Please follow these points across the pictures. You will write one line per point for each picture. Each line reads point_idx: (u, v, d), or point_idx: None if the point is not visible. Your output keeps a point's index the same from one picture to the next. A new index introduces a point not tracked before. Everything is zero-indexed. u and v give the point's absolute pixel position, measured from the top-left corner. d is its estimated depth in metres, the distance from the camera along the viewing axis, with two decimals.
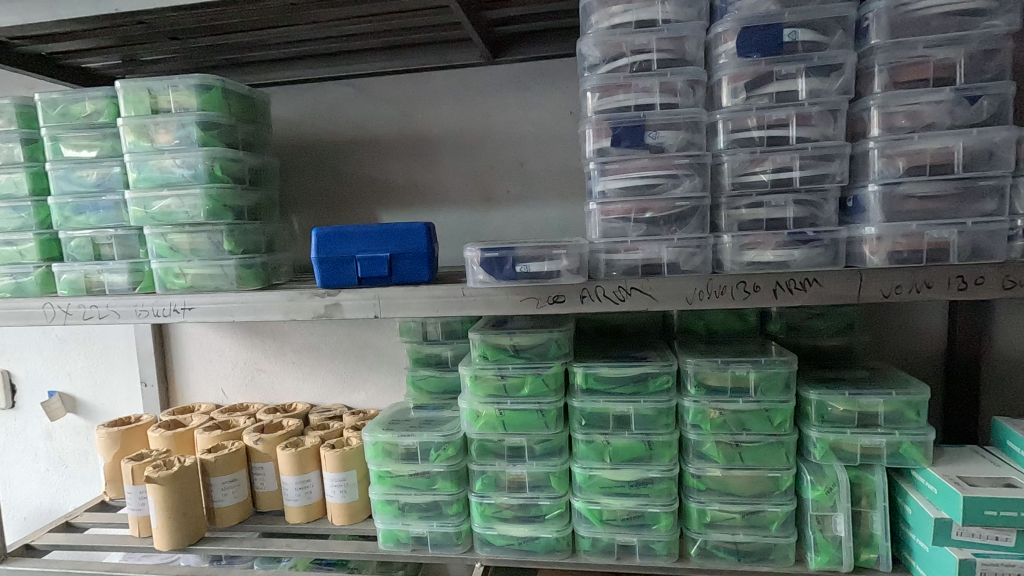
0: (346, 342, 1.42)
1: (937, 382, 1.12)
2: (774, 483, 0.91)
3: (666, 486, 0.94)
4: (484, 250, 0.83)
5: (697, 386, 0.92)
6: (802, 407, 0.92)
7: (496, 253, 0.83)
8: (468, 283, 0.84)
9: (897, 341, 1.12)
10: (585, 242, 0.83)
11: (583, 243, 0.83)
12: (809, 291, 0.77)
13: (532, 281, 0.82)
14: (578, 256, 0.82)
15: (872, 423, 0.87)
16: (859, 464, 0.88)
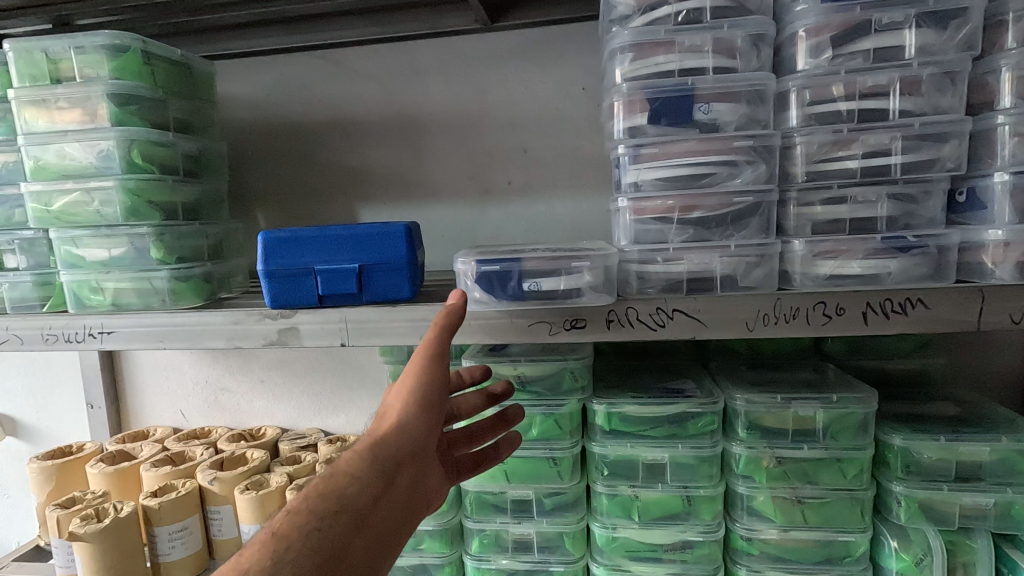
0: (322, 358, 1.23)
1: None
2: (844, 549, 0.73)
3: (708, 551, 0.76)
4: (483, 259, 0.63)
5: (749, 429, 0.73)
6: (880, 454, 0.74)
7: (496, 263, 0.63)
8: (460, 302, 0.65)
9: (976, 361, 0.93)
10: (613, 250, 0.64)
11: (611, 251, 0.63)
12: (913, 317, 0.58)
13: (544, 303, 0.63)
14: (604, 268, 0.63)
15: (974, 476, 0.69)
16: (957, 527, 0.70)
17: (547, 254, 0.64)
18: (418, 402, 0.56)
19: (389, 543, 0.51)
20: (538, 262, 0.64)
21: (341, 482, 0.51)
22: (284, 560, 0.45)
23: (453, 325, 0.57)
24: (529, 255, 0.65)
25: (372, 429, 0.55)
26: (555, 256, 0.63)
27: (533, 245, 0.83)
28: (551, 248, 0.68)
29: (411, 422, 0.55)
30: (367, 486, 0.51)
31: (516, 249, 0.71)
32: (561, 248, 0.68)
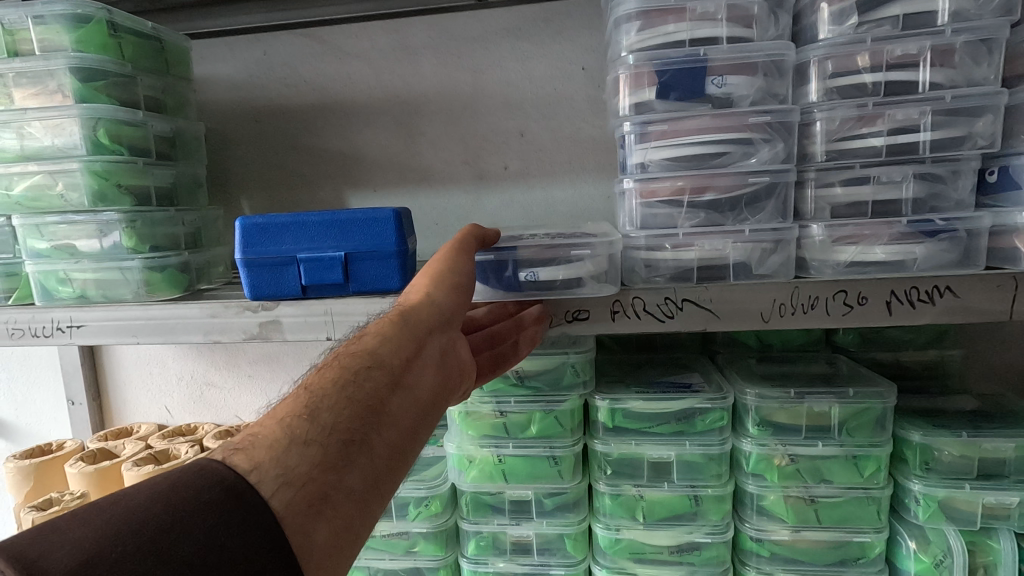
0: (312, 351, 1.18)
1: None
2: (858, 550, 0.70)
3: (717, 552, 0.72)
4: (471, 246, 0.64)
5: (760, 425, 0.69)
6: (897, 451, 0.70)
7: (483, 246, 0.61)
8: None
9: None
10: (617, 238, 0.59)
11: (615, 238, 0.59)
12: (940, 307, 0.54)
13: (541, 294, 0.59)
14: (608, 257, 0.58)
15: (997, 473, 0.65)
16: (978, 528, 0.66)
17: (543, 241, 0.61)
18: (445, 275, 0.54)
19: (425, 406, 0.49)
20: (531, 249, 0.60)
21: (374, 341, 0.48)
22: (320, 408, 0.42)
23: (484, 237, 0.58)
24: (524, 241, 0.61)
25: (397, 305, 0.52)
26: (554, 244, 0.59)
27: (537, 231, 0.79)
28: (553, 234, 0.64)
29: (439, 297, 0.53)
30: (399, 346, 0.49)
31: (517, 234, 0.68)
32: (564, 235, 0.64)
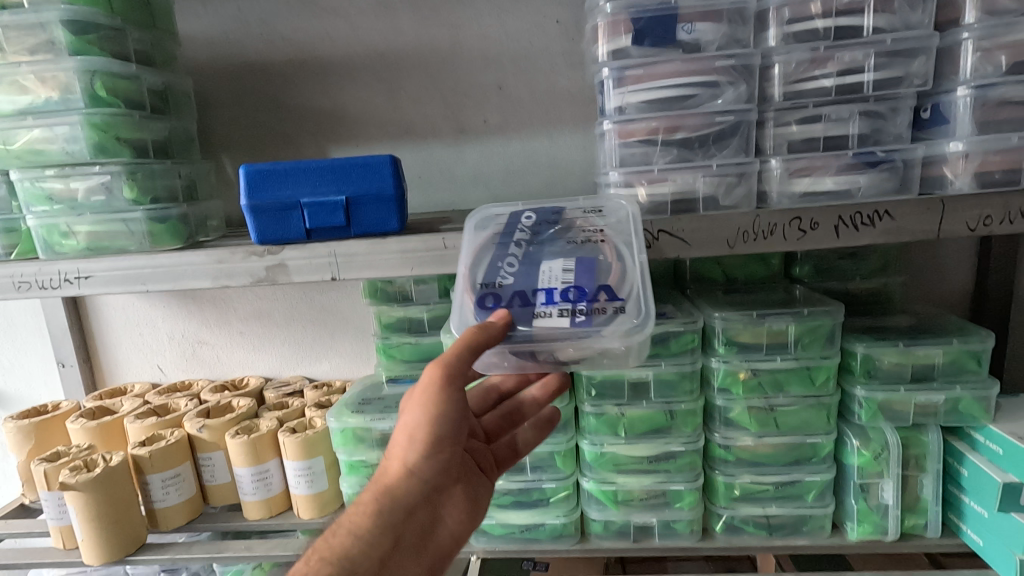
0: (303, 306, 1.22)
1: None
2: (811, 450, 0.80)
3: (690, 460, 0.81)
4: (478, 301, 0.58)
5: (726, 345, 0.78)
6: (844, 363, 0.80)
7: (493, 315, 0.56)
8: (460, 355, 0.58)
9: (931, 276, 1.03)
10: (639, 318, 0.54)
11: (637, 321, 0.54)
12: (880, 228, 0.62)
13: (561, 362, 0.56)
14: (630, 338, 0.54)
15: (927, 377, 0.76)
16: (911, 424, 0.76)
17: (559, 311, 0.55)
18: (427, 446, 0.59)
19: None
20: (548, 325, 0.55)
21: (349, 541, 0.56)
22: None
23: (484, 344, 0.52)
24: (539, 310, 0.56)
25: (383, 479, 0.59)
26: (573, 325, 0.54)
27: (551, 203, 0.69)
28: (573, 282, 0.57)
29: (420, 473, 0.59)
30: (371, 548, 0.57)
31: (532, 262, 0.61)
32: (585, 283, 0.57)
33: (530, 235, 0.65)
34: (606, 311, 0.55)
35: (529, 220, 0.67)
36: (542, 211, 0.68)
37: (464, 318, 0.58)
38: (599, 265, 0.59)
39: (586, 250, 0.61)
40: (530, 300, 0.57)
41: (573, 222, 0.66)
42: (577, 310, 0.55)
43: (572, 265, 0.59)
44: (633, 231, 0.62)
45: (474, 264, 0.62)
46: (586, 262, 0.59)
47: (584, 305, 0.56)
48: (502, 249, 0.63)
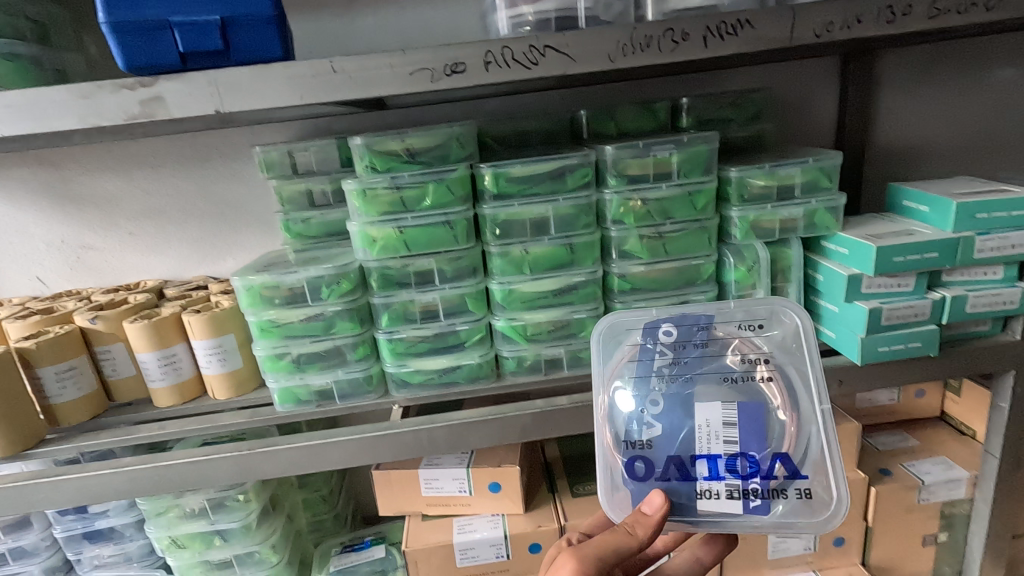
0: (198, 200, 1.16)
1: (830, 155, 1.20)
2: (696, 273, 0.88)
3: (591, 291, 0.88)
4: (626, 466, 0.59)
5: (618, 178, 0.83)
6: (722, 190, 0.88)
7: (649, 487, 0.59)
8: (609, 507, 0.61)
9: (799, 122, 1.16)
10: (821, 501, 0.57)
11: (819, 506, 0.57)
12: (742, 38, 0.68)
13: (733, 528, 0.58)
14: (810, 523, 0.57)
15: (790, 195, 0.85)
16: (777, 240, 0.87)
17: (728, 494, 0.57)
18: None
19: None
20: (715, 506, 0.57)
21: None
22: None
23: (634, 531, 0.56)
24: (700, 488, 0.57)
25: None
26: (745, 510, 0.57)
27: (696, 309, 0.63)
28: (739, 448, 0.57)
29: None
30: None
31: (683, 409, 0.59)
32: (753, 451, 0.57)
33: (673, 359, 0.62)
34: (786, 495, 0.57)
35: (667, 335, 0.62)
36: (681, 318, 0.62)
37: (614, 474, 0.60)
38: (769, 426, 0.58)
39: (746, 392, 0.59)
40: (689, 472, 0.58)
41: (728, 341, 0.62)
42: (749, 491, 0.57)
43: (734, 418, 0.58)
44: (806, 356, 0.61)
45: (616, 412, 0.61)
46: (751, 415, 0.58)
47: (757, 485, 0.57)
48: (643, 388, 0.61)
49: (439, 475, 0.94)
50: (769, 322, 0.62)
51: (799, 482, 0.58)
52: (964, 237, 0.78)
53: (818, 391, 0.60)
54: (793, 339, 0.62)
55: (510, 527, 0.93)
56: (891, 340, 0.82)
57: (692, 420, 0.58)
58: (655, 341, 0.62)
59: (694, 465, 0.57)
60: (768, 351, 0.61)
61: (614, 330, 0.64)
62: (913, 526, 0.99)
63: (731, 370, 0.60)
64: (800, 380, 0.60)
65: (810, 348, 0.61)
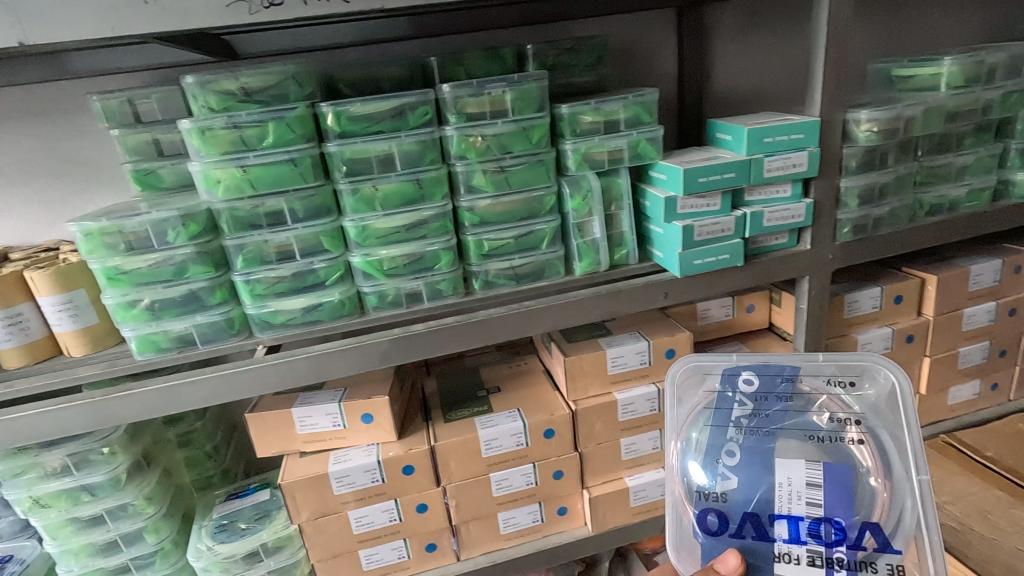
0: (41, 159, 1.10)
1: (674, 98, 1.31)
2: (539, 204, 0.97)
3: (442, 225, 0.93)
4: (698, 518, 0.67)
5: (457, 115, 0.89)
6: (557, 127, 0.96)
7: (723, 544, 0.66)
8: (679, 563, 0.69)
9: (643, 70, 1.27)
10: None
11: None
12: None
13: None
14: None
15: (616, 128, 0.95)
16: (607, 171, 0.97)
17: (810, 561, 0.62)
18: None
19: None
20: (797, 571, 0.63)
21: None
22: None
23: None
24: (778, 548, 0.63)
25: None
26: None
27: (781, 361, 0.72)
28: (825, 511, 0.63)
29: None
30: None
31: (761, 464, 0.67)
32: (839, 517, 0.63)
33: (752, 410, 0.71)
34: (874, 569, 0.62)
35: (749, 385, 0.72)
36: (761, 368, 0.72)
37: (687, 521, 0.69)
38: (861, 491, 0.64)
39: (834, 453, 0.66)
40: (768, 531, 0.64)
41: (815, 396, 0.71)
42: (833, 560, 0.62)
43: (818, 480, 0.64)
44: (899, 424, 0.67)
45: (689, 461, 0.70)
46: (838, 475, 0.64)
47: (843, 555, 0.62)
48: (718, 438, 0.70)
49: (312, 411, 0.98)
50: (862, 381, 0.71)
51: (890, 557, 0.62)
52: (754, 159, 0.91)
53: (913, 459, 0.66)
54: (886, 401, 0.69)
55: (384, 453, 0.99)
56: (703, 253, 0.94)
57: (772, 477, 0.66)
58: (735, 389, 0.72)
59: (773, 524, 0.64)
60: (859, 412, 0.69)
61: (690, 372, 0.75)
62: None
63: (819, 429, 0.68)
64: (892, 446, 0.66)
65: (907, 409, 0.67)
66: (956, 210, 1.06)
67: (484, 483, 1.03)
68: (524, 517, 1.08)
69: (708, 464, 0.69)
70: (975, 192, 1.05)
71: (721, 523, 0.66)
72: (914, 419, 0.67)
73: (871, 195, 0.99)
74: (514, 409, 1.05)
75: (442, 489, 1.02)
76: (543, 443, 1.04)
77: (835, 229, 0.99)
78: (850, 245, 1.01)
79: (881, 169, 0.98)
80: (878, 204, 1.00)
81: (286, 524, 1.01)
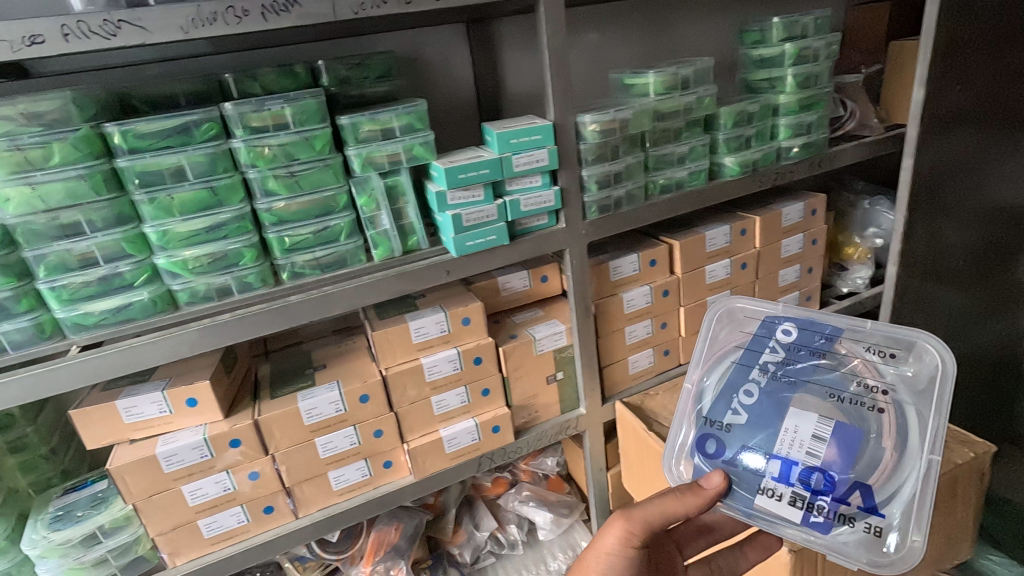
0: None
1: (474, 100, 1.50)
2: (333, 203, 1.12)
3: (242, 226, 1.06)
4: (701, 440, 0.86)
5: (243, 129, 1.02)
6: (342, 135, 1.11)
7: (714, 463, 0.83)
8: (672, 473, 0.88)
9: (442, 76, 1.45)
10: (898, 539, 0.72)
11: (895, 545, 0.72)
12: (295, 14, 0.89)
13: (806, 541, 0.75)
14: (882, 556, 0.72)
15: (392, 134, 1.12)
16: (390, 171, 1.14)
17: (791, 500, 0.75)
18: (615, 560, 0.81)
19: None
20: (776, 505, 0.76)
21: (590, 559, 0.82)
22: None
23: (698, 502, 0.79)
24: (766, 482, 0.78)
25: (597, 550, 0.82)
26: (804, 518, 0.74)
27: (823, 322, 0.87)
28: (822, 463, 0.75)
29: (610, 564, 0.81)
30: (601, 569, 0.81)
31: (775, 407, 0.82)
32: (833, 471, 0.75)
33: (781, 357, 0.87)
34: (853, 523, 0.73)
35: (786, 335, 0.89)
36: (806, 327, 0.88)
37: (689, 440, 0.88)
38: (869, 452, 0.75)
39: (851, 411, 0.79)
40: (762, 468, 0.79)
41: (848, 360, 0.84)
42: (814, 506, 0.74)
43: (824, 433, 0.77)
44: (924, 406, 0.77)
45: (709, 392, 0.89)
46: (846, 434, 0.76)
47: (825, 503, 0.74)
48: (743, 377, 0.88)
49: (137, 401, 1.08)
50: (903, 358, 0.82)
51: (873, 518, 0.73)
52: (504, 157, 1.11)
53: (929, 440, 0.75)
54: (923, 382, 0.79)
55: (210, 431, 1.11)
56: (474, 236, 1.14)
57: (782, 422, 0.80)
58: (772, 334, 0.90)
59: (767, 461, 0.78)
60: (888, 383, 0.80)
61: (741, 317, 0.95)
62: (536, 371, 1.37)
63: (841, 390, 0.81)
64: (910, 420, 0.77)
65: (945, 395, 0.76)
66: (683, 188, 1.34)
67: (310, 447, 1.19)
68: (353, 473, 1.25)
69: (727, 398, 0.87)
70: (695, 172, 1.33)
71: (717, 447, 0.84)
72: (947, 402, 0.76)
73: (608, 179, 1.23)
74: (333, 381, 1.21)
75: (271, 457, 1.16)
76: (360, 407, 1.21)
77: (583, 209, 1.23)
78: (598, 222, 1.25)
79: (613, 160, 1.23)
80: (616, 186, 1.25)
81: (122, 506, 1.11)
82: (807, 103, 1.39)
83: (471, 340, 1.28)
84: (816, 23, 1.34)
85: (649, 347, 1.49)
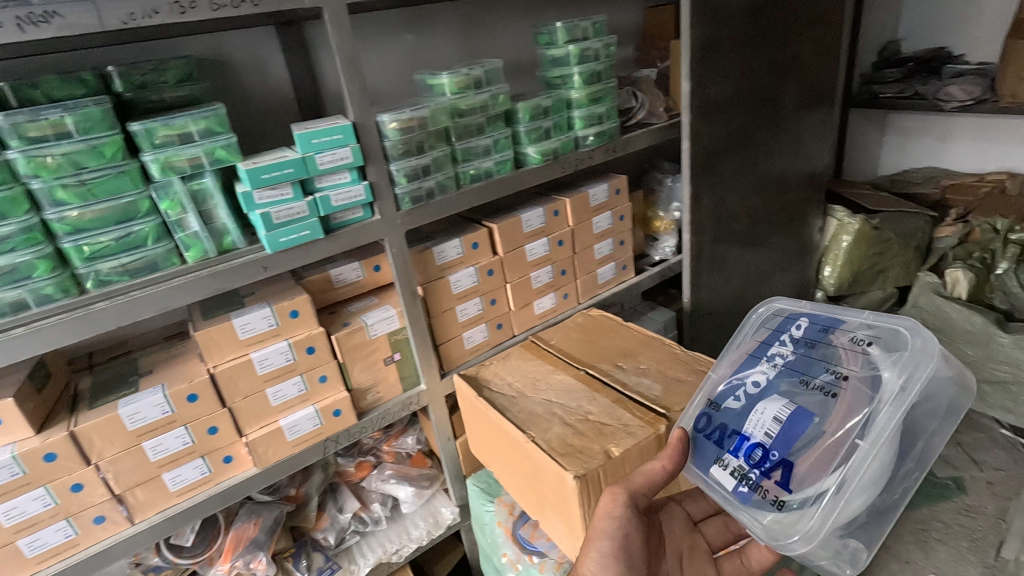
0: None
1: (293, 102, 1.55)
2: (134, 209, 1.13)
3: (30, 237, 1.04)
4: (697, 416, 1.01)
5: (18, 139, 1.00)
6: (136, 141, 1.13)
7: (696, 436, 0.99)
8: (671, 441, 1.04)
9: (255, 81, 1.48)
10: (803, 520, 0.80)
11: (799, 525, 0.80)
12: (56, 25, 0.91)
13: (739, 510, 0.86)
14: (788, 533, 0.81)
15: (190, 138, 1.15)
16: (193, 174, 1.17)
17: (731, 470, 0.89)
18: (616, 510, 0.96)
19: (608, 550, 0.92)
20: (721, 473, 0.90)
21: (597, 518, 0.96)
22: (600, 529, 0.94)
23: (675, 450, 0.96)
24: (722, 455, 0.92)
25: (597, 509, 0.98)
26: (735, 487, 0.87)
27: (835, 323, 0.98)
28: (769, 441, 0.86)
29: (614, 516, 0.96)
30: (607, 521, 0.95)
31: (760, 387, 0.96)
32: (774, 451, 0.85)
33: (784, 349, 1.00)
34: (769, 497, 0.83)
35: (799, 330, 1.02)
36: (818, 327, 1.00)
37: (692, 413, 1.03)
38: (811, 436, 0.84)
39: (811, 394, 0.89)
40: (724, 443, 0.93)
41: (837, 353, 0.93)
42: (747, 479, 0.86)
43: (782, 416, 0.87)
44: (879, 398, 0.83)
45: (719, 373, 1.05)
46: (800, 414, 0.86)
47: (753, 477, 0.86)
48: (749, 361, 1.03)
49: None
50: (887, 359, 0.87)
51: (786, 494, 0.82)
52: (307, 157, 1.19)
53: (870, 432, 0.80)
54: (894, 380, 0.83)
55: (19, 449, 1.09)
56: (286, 232, 1.20)
57: (760, 403, 0.92)
58: (791, 328, 1.04)
59: (730, 437, 0.92)
60: (857, 375, 0.88)
61: (775, 314, 1.10)
62: (372, 354, 1.47)
63: (816, 377, 0.91)
64: (862, 411, 0.83)
65: (903, 394, 0.81)
66: (492, 176, 1.48)
67: (138, 452, 1.20)
68: (191, 472, 1.28)
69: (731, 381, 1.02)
70: (501, 162, 1.48)
71: (706, 422, 0.99)
72: (903, 399, 0.80)
73: (416, 172, 1.35)
74: (158, 384, 1.23)
75: (95, 467, 1.16)
76: (188, 407, 1.23)
77: (396, 201, 1.34)
78: (412, 212, 1.36)
79: (419, 155, 1.34)
80: (425, 178, 1.37)
81: None
82: (596, 97, 1.58)
83: (302, 330, 1.34)
84: (595, 27, 1.53)
85: (482, 323, 1.64)
